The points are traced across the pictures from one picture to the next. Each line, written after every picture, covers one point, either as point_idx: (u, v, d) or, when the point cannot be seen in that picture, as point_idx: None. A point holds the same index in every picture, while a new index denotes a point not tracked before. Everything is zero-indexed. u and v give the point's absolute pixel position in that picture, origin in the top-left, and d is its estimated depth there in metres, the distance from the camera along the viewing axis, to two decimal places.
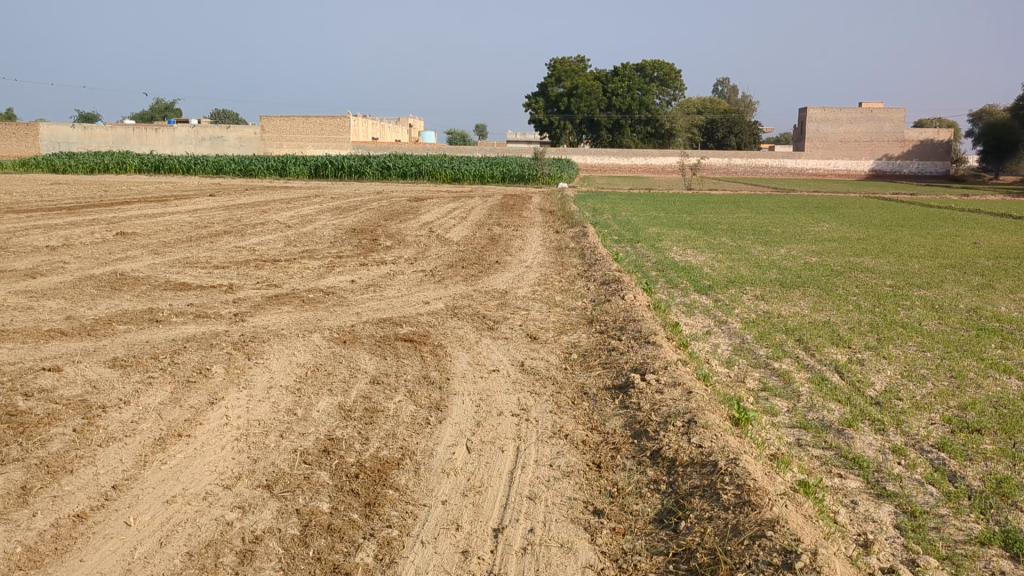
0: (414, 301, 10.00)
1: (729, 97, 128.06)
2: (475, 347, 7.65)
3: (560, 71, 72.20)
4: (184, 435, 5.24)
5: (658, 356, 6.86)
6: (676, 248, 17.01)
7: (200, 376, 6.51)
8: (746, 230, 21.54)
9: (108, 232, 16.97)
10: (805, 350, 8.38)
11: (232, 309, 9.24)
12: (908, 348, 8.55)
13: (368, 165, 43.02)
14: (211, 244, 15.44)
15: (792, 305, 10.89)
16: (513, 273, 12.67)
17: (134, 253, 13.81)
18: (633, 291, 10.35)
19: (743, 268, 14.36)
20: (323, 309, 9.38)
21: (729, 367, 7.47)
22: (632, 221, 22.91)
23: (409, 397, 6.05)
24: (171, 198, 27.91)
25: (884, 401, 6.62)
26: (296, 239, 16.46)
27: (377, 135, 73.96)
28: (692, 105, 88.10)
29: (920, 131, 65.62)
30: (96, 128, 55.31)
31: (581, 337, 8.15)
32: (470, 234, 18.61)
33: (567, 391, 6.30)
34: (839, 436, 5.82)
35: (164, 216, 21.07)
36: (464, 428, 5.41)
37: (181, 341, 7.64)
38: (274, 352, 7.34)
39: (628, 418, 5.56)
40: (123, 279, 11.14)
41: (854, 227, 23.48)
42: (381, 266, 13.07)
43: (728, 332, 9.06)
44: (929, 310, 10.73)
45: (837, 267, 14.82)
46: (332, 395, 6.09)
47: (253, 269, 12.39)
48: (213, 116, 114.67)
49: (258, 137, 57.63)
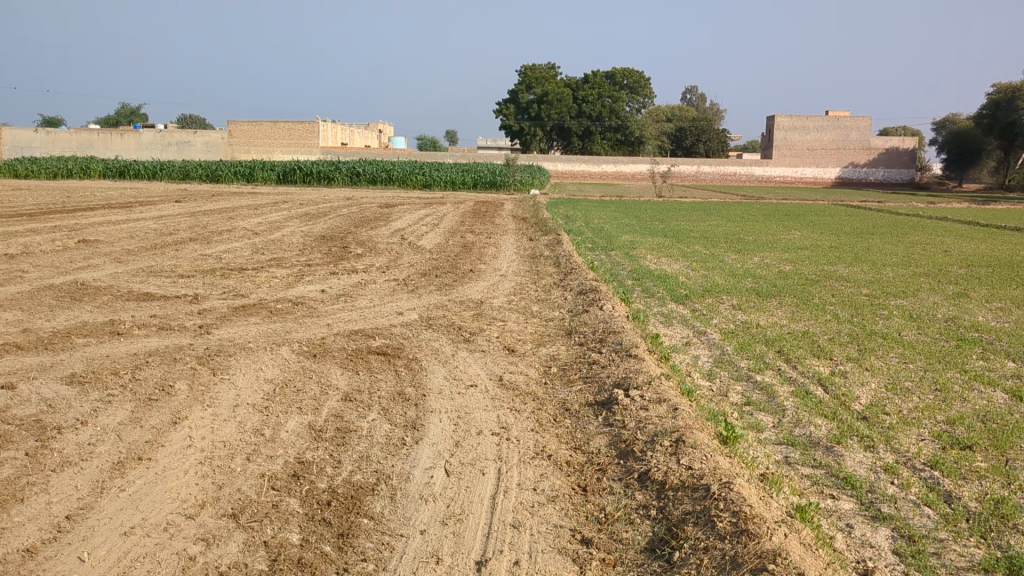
0: (387, 312, 9.73)
1: (698, 105, 129.07)
2: (451, 360, 7.40)
3: (531, 78, 72.22)
4: (145, 458, 4.94)
5: (640, 370, 6.65)
6: (651, 256, 16.87)
7: (163, 394, 6.20)
8: (719, 238, 21.46)
9: (70, 238, 16.55)
10: (787, 362, 8.21)
11: (197, 321, 8.91)
12: (890, 360, 8.42)
13: (337, 171, 42.58)
14: (176, 252, 15.06)
15: (770, 315, 10.74)
16: (487, 282, 12.45)
17: (96, 262, 13.41)
18: (610, 301, 10.15)
19: (718, 277, 14.21)
20: (292, 320, 9.09)
21: (711, 380, 7.28)
22: (604, 228, 22.74)
23: (383, 415, 5.79)
24: (136, 204, 27.48)
25: (871, 416, 6.45)
26: (264, 247, 16.14)
27: (347, 140, 73.53)
28: (662, 114, 88.51)
29: (886, 139, 66.25)
30: (60, 132, 54.49)
31: (560, 350, 7.93)
32: (442, 242, 18.31)
33: (547, 408, 6.07)
34: (828, 453, 5.64)
35: (127, 223, 20.61)
36: (441, 449, 5.16)
37: (143, 355, 7.32)
38: (240, 367, 7.04)
39: (612, 437, 5.34)
40: (84, 289, 10.77)
41: (825, 234, 23.50)
42: (352, 274, 12.79)
43: (708, 343, 8.88)
44: (907, 320, 10.64)
45: (812, 276, 14.74)
46: (302, 413, 5.81)
47: (219, 278, 12.05)
48: (181, 119, 113.66)
49: (225, 142, 56.98)
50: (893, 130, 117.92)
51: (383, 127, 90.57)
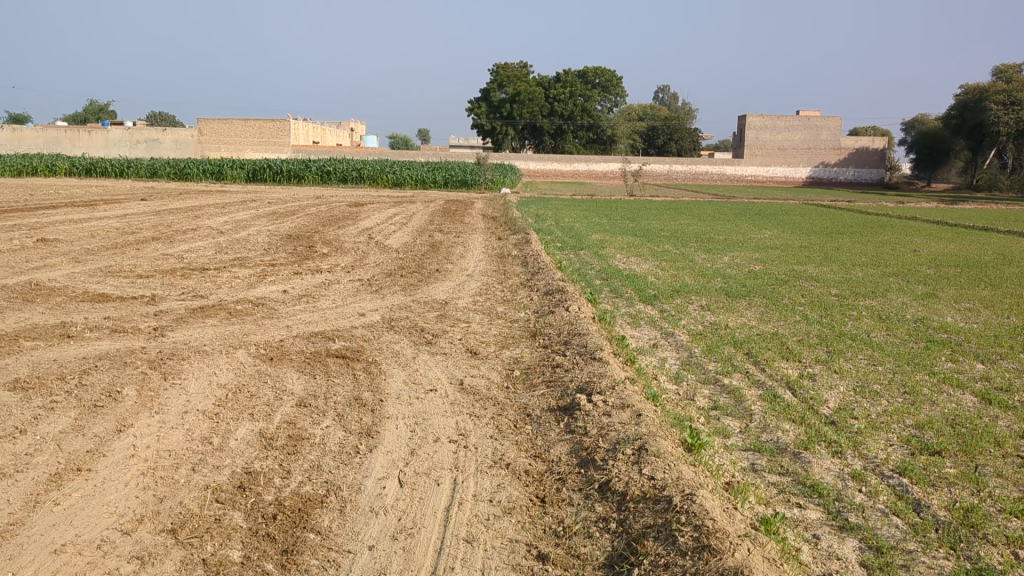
0: (349, 313, 9.52)
1: (670, 104, 129.78)
2: (412, 364, 7.20)
3: (502, 76, 72.10)
4: (84, 469, 4.69)
5: (605, 373, 6.49)
6: (620, 256, 16.75)
7: (110, 400, 5.95)
8: (689, 238, 21.38)
9: (28, 237, 16.18)
10: (755, 364, 8.09)
11: (152, 323, 8.64)
12: (859, 361, 8.33)
13: (307, 170, 42.18)
14: (137, 251, 14.74)
15: (739, 316, 10.65)
16: (454, 282, 12.25)
17: (53, 262, 13.06)
18: (577, 302, 9.97)
19: (688, 277, 14.11)
20: (251, 322, 8.84)
21: (677, 384, 7.15)
22: (575, 228, 22.60)
23: (338, 422, 5.59)
24: (100, 202, 26.98)
25: (840, 421, 6.34)
26: (229, 246, 15.87)
27: (318, 139, 73.01)
28: (635, 113, 88.76)
29: (856, 139, 66.71)
30: (25, 129, 53.70)
31: (524, 352, 7.77)
32: (410, 241, 18.07)
33: (508, 413, 5.90)
34: (795, 460, 5.53)
35: (89, 222, 20.17)
36: (397, 458, 4.97)
37: (92, 359, 7.06)
38: (193, 371, 6.79)
39: (574, 444, 5.17)
40: (37, 290, 10.44)
41: (795, 234, 23.54)
42: (316, 274, 12.55)
43: (675, 345, 8.75)
44: (877, 321, 10.58)
45: (782, 276, 14.69)
46: (254, 421, 5.59)
47: (178, 278, 11.75)
48: (150, 117, 112.45)
49: (194, 140, 56.31)
50: (863, 130, 119.00)
51: (355, 126, 89.98)
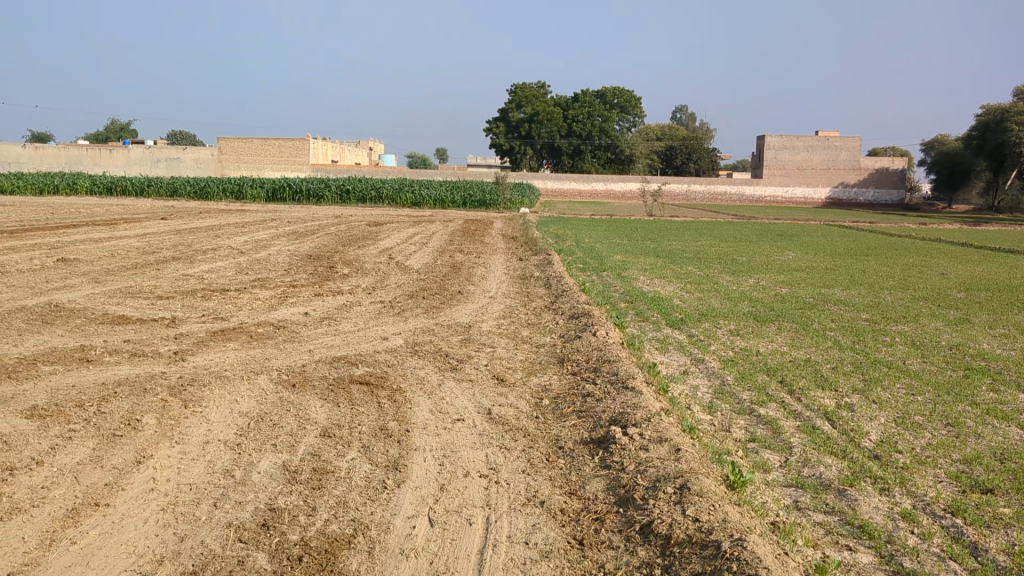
0: (371, 337, 9.33)
1: (688, 123, 130.00)
2: (438, 392, 6.99)
3: (520, 96, 72.14)
4: (102, 504, 4.51)
5: (639, 404, 6.26)
6: (644, 277, 16.56)
7: (129, 430, 5.77)
8: (712, 259, 21.13)
9: (48, 257, 16.10)
10: (790, 394, 7.84)
11: (172, 346, 8.48)
12: (897, 391, 8.06)
13: (327, 189, 42.21)
14: (157, 271, 14.64)
15: (769, 342, 10.40)
16: (476, 305, 12.08)
17: (73, 282, 12.97)
18: (605, 326, 9.75)
19: (713, 300, 13.85)
20: (272, 346, 8.67)
21: (712, 415, 6.93)
22: (596, 248, 22.40)
23: (363, 454, 5.38)
24: (120, 221, 27.00)
25: (884, 455, 6.09)
26: (248, 267, 15.73)
27: (337, 158, 73.25)
28: (654, 132, 88.71)
29: (876, 159, 66.29)
30: (48, 147, 54.03)
31: (552, 380, 7.55)
32: (430, 261, 17.90)
33: (540, 446, 5.68)
34: (841, 497, 5.28)
35: (110, 241, 20.14)
36: (426, 493, 4.77)
37: (111, 385, 6.88)
38: (214, 398, 6.61)
39: (610, 480, 4.96)
40: (57, 311, 10.33)
41: (819, 256, 23.24)
42: (337, 296, 12.39)
43: (707, 372, 8.52)
44: (911, 348, 10.30)
45: (811, 299, 14.44)
46: (277, 452, 5.40)
47: (199, 300, 11.61)
48: (170, 136, 113.00)
49: (214, 158, 56.51)
50: (881, 150, 118.78)
51: (373, 145, 90.22)
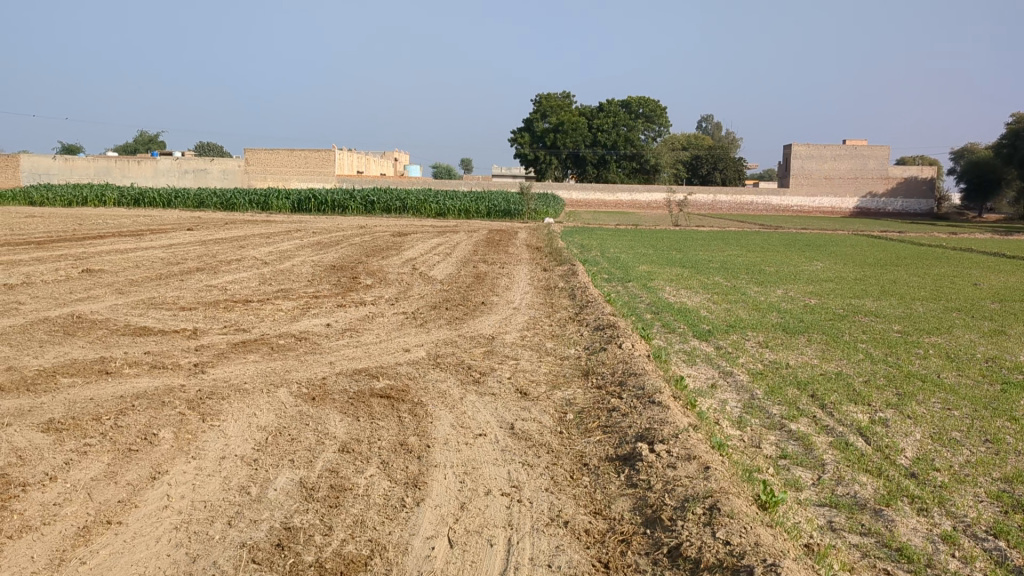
0: (393, 348, 9.21)
1: (713, 133, 129.34)
2: (460, 406, 6.84)
3: (546, 107, 72.34)
4: (114, 522, 4.41)
5: (666, 420, 6.08)
6: (670, 288, 16.36)
7: (145, 444, 5.67)
8: (739, 269, 20.89)
9: (74, 268, 16.14)
10: (822, 408, 7.63)
11: (193, 358, 8.40)
12: (933, 405, 7.83)
13: (352, 200, 42.30)
14: (181, 282, 14.63)
15: (800, 354, 10.17)
16: (500, 316, 11.93)
17: (97, 293, 12.98)
18: (630, 338, 9.58)
19: (741, 311, 13.62)
20: (293, 358, 8.57)
21: (741, 431, 6.74)
22: (621, 258, 22.22)
23: (382, 470, 5.24)
24: (147, 232, 27.15)
25: (920, 473, 5.87)
26: (272, 277, 15.68)
27: (362, 168, 73.54)
28: (679, 142, 88.32)
29: (904, 168, 65.60)
30: (78, 159, 54.58)
31: (577, 393, 7.39)
32: (454, 272, 17.81)
33: (564, 463, 5.52)
34: (876, 518, 5.08)
35: (136, 252, 20.21)
36: (446, 512, 4.62)
37: (130, 398, 6.80)
38: (233, 412, 6.50)
39: (637, 500, 4.79)
40: (79, 323, 10.29)
41: (848, 266, 22.92)
42: (360, 307, 12.30)
43: (735, 386, 8.33)
44: (945, 361, 10.02)
45: (840, 310, 14.19)
46: (294, 468, 5.27)
47: (221, 311, 11.56)
48: (198, 147, 114.01)
49: (241, 170, 56.85)
50: (909, 159, 117.67)
51: (398, 155, 90.45)
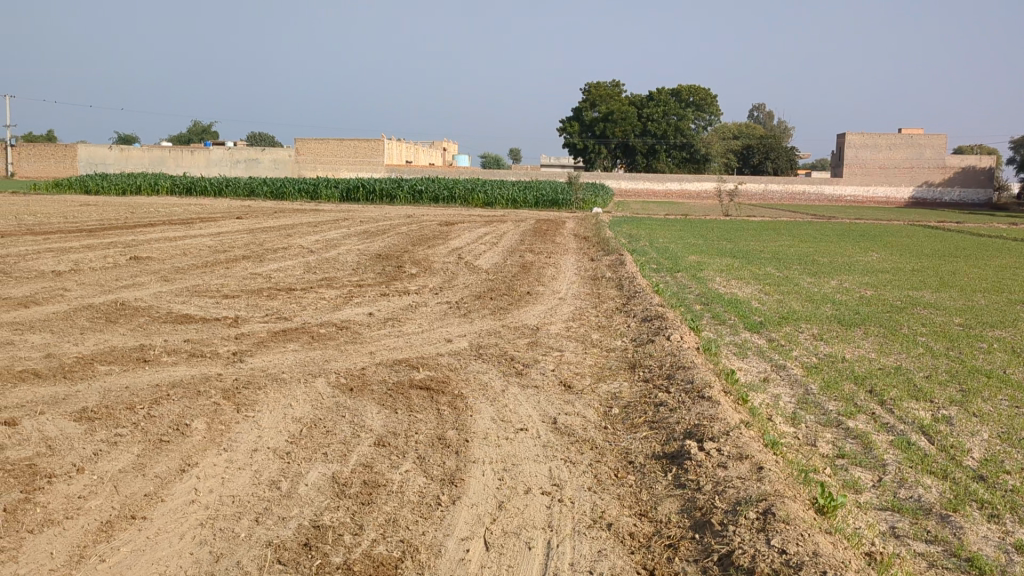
0: (436, 339, 8.99)
1: (764, 123, 127.37)
2: (501, 398, 6.61)
3: (595, 95, 71.71)
4: (139, 517, 4.27)
5: (717, 416, 5.77)
6: (720, 279, 15.96)
7: (177, 435, 5.53)
8: (792, 260, 20.37)
9: (122, 256, 16.16)
10: (881, 404, 7.27)
11: (231, 347, 8.28)
12: (1000, 403, 7.41)
13: (400, 189, 42.26)
14: (226, 270, 14.57)
15: (856, 348, 9.77)
16: (545, 306, 11.66)
17: (142, 281, 12.97)
18: (679, 330, 9.27)
19: (794, 303, 13.21)
20: (333, 347, 8.41)
21: (796, 428, 6.43)
22: (671, 249, 21.78)
23: (418, 466, 5.03)
24: (196, 220, 27.30)
25: (989, 475, 5.49)
26: (317, 266, 15.57)
27: (411, 158, 73.65)
28: (730, 131, 87.15)
29: (962, 158, 63.95)
30: (132, 149, 55.36)
31: (622, 387, 7.12)
32: (501, 261, 17.54)
33: (608, 460, 5.25)
34: (943, 524, 4.74)
35: (184, 240, 20.29)
36: (482, 512, 4.39)
37: (166, 387, 6.70)
38: (268, 402, 6.36)
39: (685, 502, 4.52)
40: (122, 310, 10.26)
41: (905, 257, 22.25)
42: (403, 296, 12.13)
43: (789, 380, 7.99)
44: (1011, 356, 9.55)
45: (897, 302, 13.72)
46: (327, 462, 5.08)
47: (264, 299, 11.45)
48: (249, 137, 115.23)
49: (291, 159, 57.18)
50: (967, 149, 114.75)
51: (447, 145, 90.65)
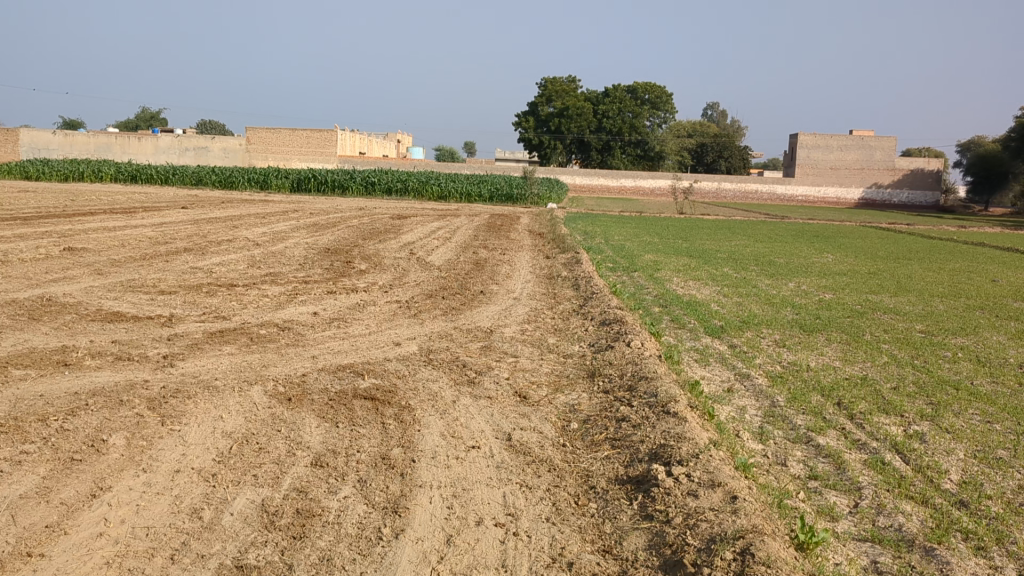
0: (383, 342, 8.49)
1: (719, 123, 128.49)
2: (452, 411, 6.14)
3: (550, 91, 71.93)
4: (34, 554, 3.74)
5: (684, 435, 5.36)
6: (678, 279, 15.66)
7: (91, 453, 4.97)
8: (748, 260, 20.17)
9: (56, 246, 15.37)
10: (850, 419, 6.95)
11: (162, 350, 7.70)
12: (972, 419, 7.13)
13: (352, 180, 41.46)
14: (165, 264, 13.89)
15: (820, 355, 9.48)
16: (500, 307, 11.22)
17: (73, 273, 12.27)
18: (639, 335, 8.88)
19: (753, 306, 12.94)
20: (272, 350, 7.87)
21: (764, 446, 6.06)
22: (627, 247, 21.52)
23: (358, 491, 4.55)
24: (139, 209, 26.37)
25: (971, 502, 5.16)
26: (262, 260, 14.97)
27: (365, 149, 72.72)
28: (685, 130, 87.57)
29: (911, 161, 64.76)
30: (77, 134, 53.82)
31: (581, 399, 6.69)
32: (454, 258, 17.05)
33: (568, 484, 4.82)
34: (928, 559, 4.38)
35: (124, 230, 19.48)
36: (428, 548, 3.93)
37: (84, 395, 6.12)
38: (197, 414, 5.81)
39: (653, 537, 4.11)
40: (47, 306, 9.60)
41: (860, 259, 22.20)
42: (351, 294, 11.58)
43: (754, 391, 7.63)
44: (977, 366, 9.30)
45: (857, 306, 13.51)
46: (256, 487, 4.57)
47: (203, 296, 10.86)
48: (200, 125, 113.33)
49: (243, 148, 56.03)
50: (916, 151, 116.52)
51: (401, 136, 89.46)
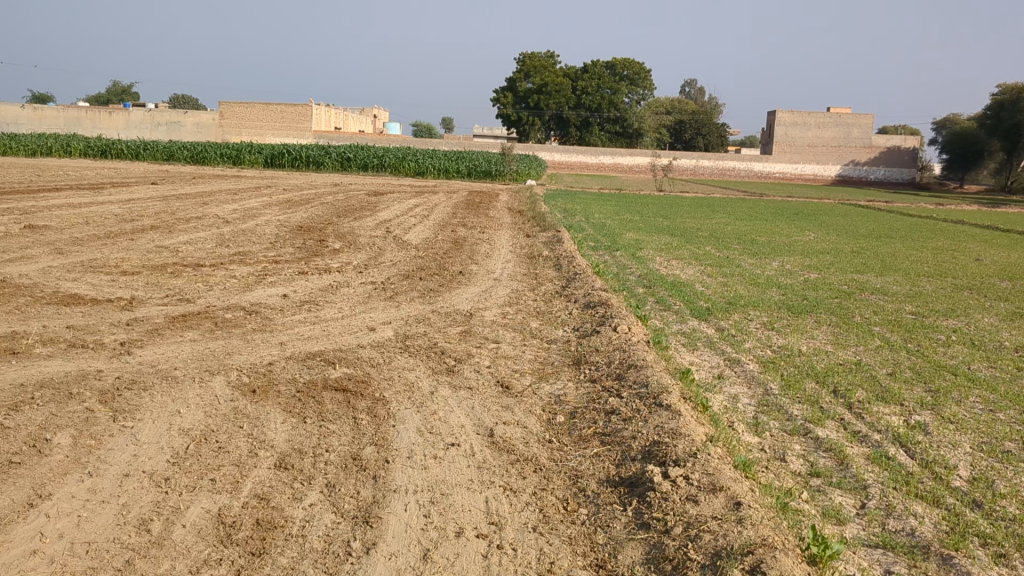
0: (356, 327, 8.05)
1: (698, 99, 128.18)
2: (428, 403, 5.74)
3: (528, 66, 71.20)
4: None
5: (679, 431, 4.99)
6: (660, 259, 15.29)
7: (31, 455, 4.53)
8: (731, 239, 19.87)
9: (16, 224, 14.76)
10: (848, 408, 6.60)
11: (119, 336, 7.23)
12: (975, 407, 6.81)
13: (327, 156, 40.75)
14: (129, 242, 13.32)
15: (811, 339, 9.14)
16: (479, 288, 10.78)
17: (33, 253, 11.71)
18: (625, 319, 8.50)
19: (739, 286, 12.59)
20: (237, 336, 7.40)
21: (761, 439, 5.70)
22: (608, 225, 21.15)
23: (326, 497, 4.14)
24: (108, 186, 25.62)
25: (985, 502, 4.82)
26: (232, 238, 14.43)
27: (341, 125, 71.72)
28: (663, 107, 87.27)
29: (888, 138, 64.75)
30: (47, 109, 52.60)
31: (566, 388, 6.30)
32: (431, 236, 16.58)
33: (555, 487, 4.44)
34: (946, 569, 4.05)
35: (91, 207, 18.86)
36: (403, 565, 3.53)
37: (31, 388, 5.66)
38: (152, 408, 5.37)
39: (650, 550, 3.74)
40: (0, 288, 9.07)
41: (843, 237, 21.96)
42: (323, 275, 11.11)
43: (746, 378, 7.28)
44: (972, 350, 9.00)
45: (843, 286, 13.20)
46: (213, 493, 4.15)
47: (167, 276, 10.34)
48: (172, 99, 111.58)
49: (215, 124, 55.00)
50: (892, 128, 117.01)
51: (378, 112, 88.43)
